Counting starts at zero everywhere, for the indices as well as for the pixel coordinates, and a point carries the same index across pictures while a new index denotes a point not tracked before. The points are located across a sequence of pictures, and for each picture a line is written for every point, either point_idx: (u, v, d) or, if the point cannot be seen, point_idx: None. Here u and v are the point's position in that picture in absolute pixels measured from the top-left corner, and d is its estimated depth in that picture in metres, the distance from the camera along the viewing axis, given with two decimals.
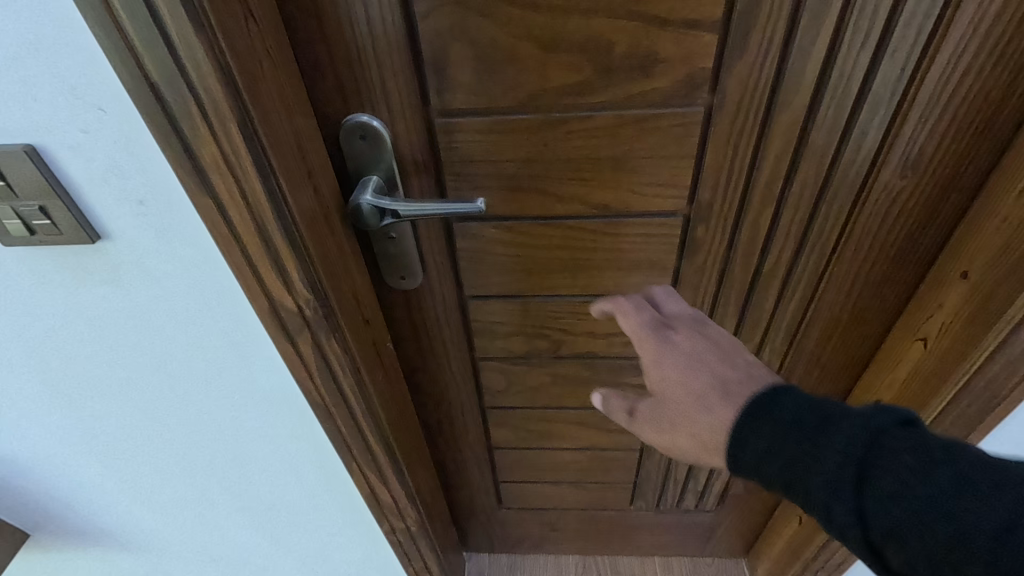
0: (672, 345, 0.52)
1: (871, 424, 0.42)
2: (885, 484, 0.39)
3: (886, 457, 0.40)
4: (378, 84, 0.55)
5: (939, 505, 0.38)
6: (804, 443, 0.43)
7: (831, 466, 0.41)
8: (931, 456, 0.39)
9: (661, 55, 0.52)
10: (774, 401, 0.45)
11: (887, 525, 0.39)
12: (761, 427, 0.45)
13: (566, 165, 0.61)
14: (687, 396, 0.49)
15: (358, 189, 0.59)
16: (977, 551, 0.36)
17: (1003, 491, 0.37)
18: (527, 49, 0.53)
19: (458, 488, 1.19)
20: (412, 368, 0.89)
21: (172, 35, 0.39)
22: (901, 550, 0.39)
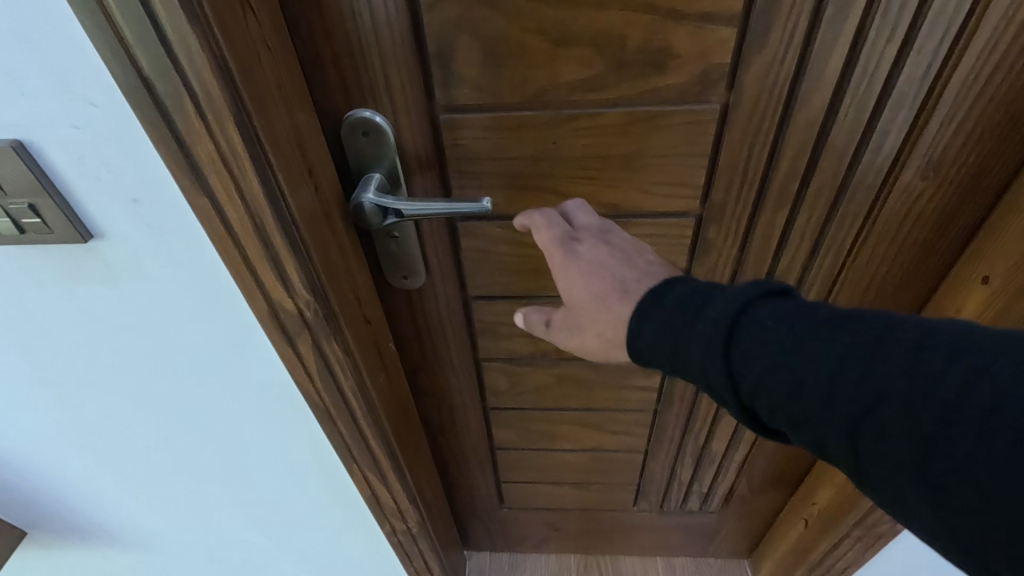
0: (575, 254, 0.51)
1: (740, 297, 0.42)
2: (755, 348, 0.40)
3: (753, 325, 0.41)
4: (381, 78, 0.53)
5: (803, 361, 0.38)
6: (682, 320, 0.44)
7: (705, 341, 0.42)
8: (796, 318, 0.40)
9: (677, 50, 0.50)
10: (659, 294, 0.46)
11: (751, 383, 0.40)
12: (652, 313, 0.46)
13: (575, 164, 0.59)
14: (589, 298, 0.50)
15: (360, 187, 0.57)
16: (824, 397, 0.37)
17: (851, 340, 0.37)
18: (536, 43, 0.50)
19: (459, 488, 1.18)
20: (414, 369, 0.88)
21: (165, 27, 0.36)
22: (765, 405, 0.40)
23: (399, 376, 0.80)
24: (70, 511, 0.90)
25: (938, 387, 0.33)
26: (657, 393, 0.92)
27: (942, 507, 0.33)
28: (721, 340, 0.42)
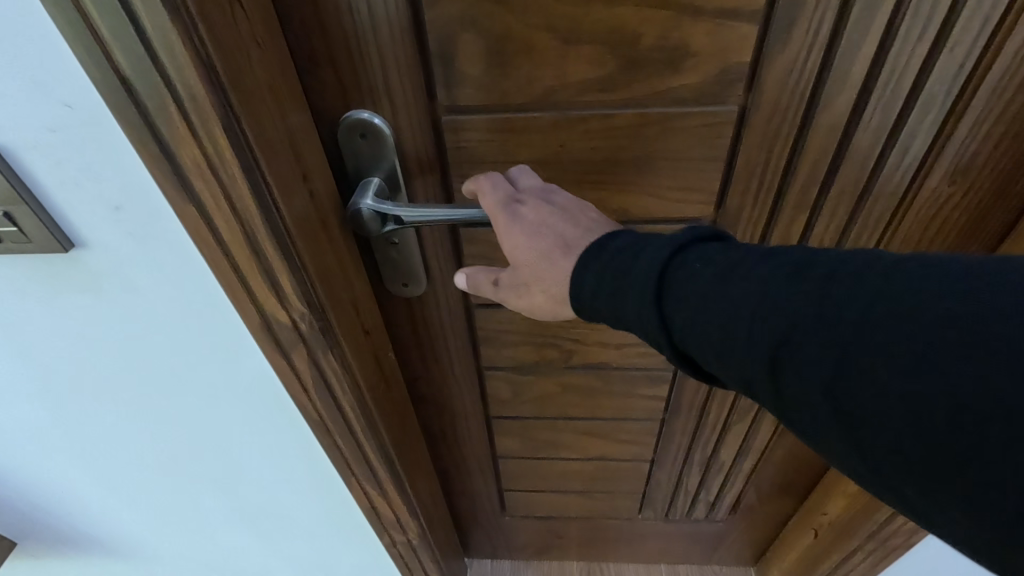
0: (517, 216, 0.49)
1: (673, 245, 0.41)
2: (689, 296, 0.38)
3: (687, 271, 0.39)
4: (380, 77, 0.50)
5: (736, 303, 0.36)
6: (618, 267, 0.42)
7: (641, 291, 0.40)
8: (731, 261, 0.38)
9: (693, 49, 0.47)
10: (600, 247, 0.44)
11: (685, 328, 0.39)
12: (591, 264, 0.44)
13: (583, 169, 0.56)
14: (534, 257, 0.48)
15: (358, 192, 0.54)
16: (754, 340, 0.35)
17: (783, 281, 0.35)
18: (544, 40, 0.47)
19: (461, 496, 1.15)
20: (414, 377, 0.85)
21: (144, 22, 0.34)
22: (699, 353, 0.38)
23: (399, 386, 0.78)
24: (60, 522, 0.87)
25: (870, 319, 0.31)
26: (665, 403, 0.89)
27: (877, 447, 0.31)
28: (655, 289, 0.40)
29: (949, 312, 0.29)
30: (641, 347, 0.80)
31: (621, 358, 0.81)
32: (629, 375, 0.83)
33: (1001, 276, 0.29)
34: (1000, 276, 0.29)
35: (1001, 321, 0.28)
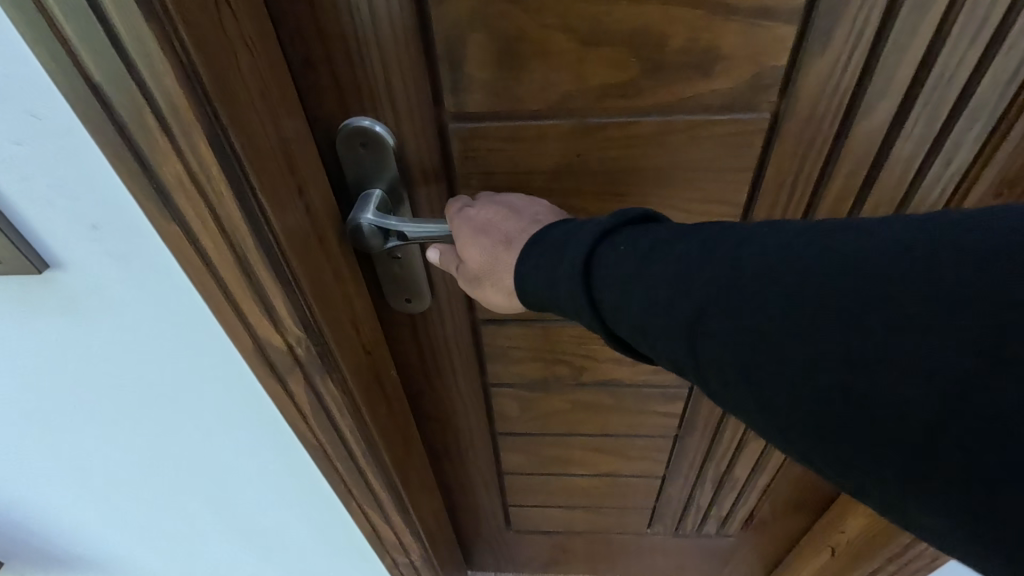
0: (466, 216, 0.48)
1: (601, 228, 0.39)
2: (619, 280, 0.37)
3: (614, 253, 0.37)
4: (382, 82, 0.46)
5: (668, 287, 0.35)
6: (550, 254, 0.41)
7: (572, 276, 0.39)
8: (658, 240, 0.37)
9: (724, 52, 0.43)
10: (539, 235, 0.42)
11: (617, 312, 0.37)
12: (527, 251, 0.42)
13: (600, 179, 0.52)
14: (483, 255, 0.47)
15: (358, 206, 0.50)
16: (682, 322, 0.34)
17: (710, 261, 0.34)
18: (561, 42, 0.44)
19: (465, 511, 1.12)
20: (417, 394, 0.81)
21: (115, 24, 0.30)
22: (634, 334, 0.37)
23: (402, 405, 0.74)
24: (47, 545, 0.84)
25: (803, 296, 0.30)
26: (678, 419, 0.85)
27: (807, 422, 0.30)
28: (585, 273, 0.38)
29: (874, 286, 0.28)
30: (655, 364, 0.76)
31: (634, 374, 0.78)
32: (642, 391, 0.80)
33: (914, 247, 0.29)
34: (918, 244, 0.29)
35: (914, 287, 0.28)
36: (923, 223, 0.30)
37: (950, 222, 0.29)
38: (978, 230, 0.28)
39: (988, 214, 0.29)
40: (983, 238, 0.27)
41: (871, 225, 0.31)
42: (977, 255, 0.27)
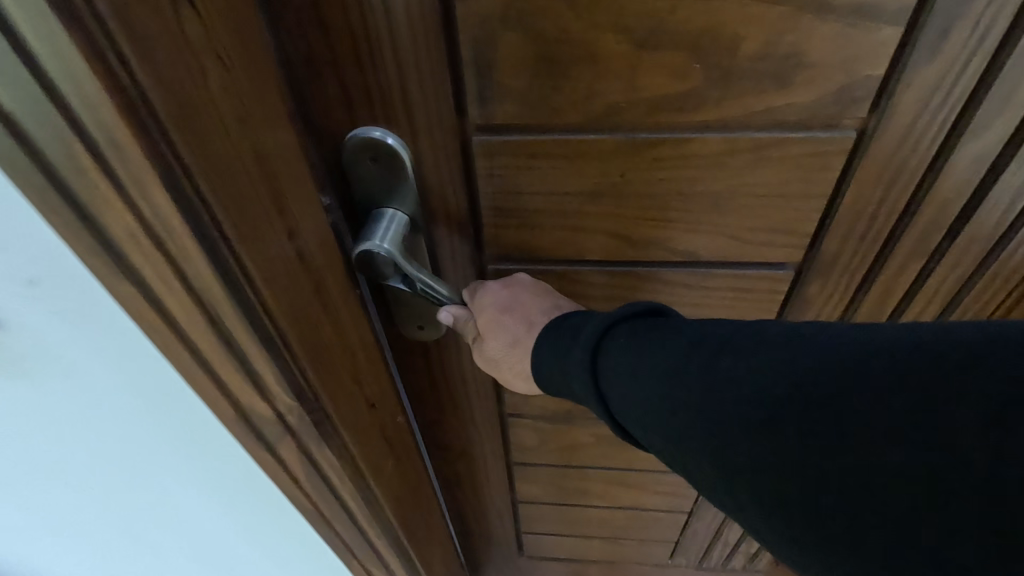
0: (486, 297, 0.46)
1: (609, 319, 0.39)
2: (618, 375, 0.36)
3: (618, 344, 0.37)
4: (396, 88, 0.39)
5: (660, 382, 0.34)
6: (557, 343, 0.41)
7: (582, 362, 0.39)
8: (658, 333, 0.36)
9: (809, 59, 0.36)
10: (555, 325, 0.42)
11: (617, 399, 0.37)
12: (543, 338, 0.42)
13: (644, 203, 0.45)
14: (503, 337, 0.45)
15: (367, 232, 0.44)
16: (678, 419, 0.34)
17: (707, 357, 0.34)
18: (611, 45, 0.36)
19: (477, 537, 1.06)
20: (428, 423, 0.75)
21: (29, 41, 0.22)
22: (633, 423, 0.36)
23: (410, 450, 0.68)
24: None
25: (796, 411, 0.29)
26: None
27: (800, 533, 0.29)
28: (593, 362, 0.38)
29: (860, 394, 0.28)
30: None
31: None
32: None
33: (909, 362, 0.27)
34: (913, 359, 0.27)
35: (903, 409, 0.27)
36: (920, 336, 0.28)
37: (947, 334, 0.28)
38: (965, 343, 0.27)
39: (992, 335, 0.27)
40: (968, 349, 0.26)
41: (869, 336, 0.30)
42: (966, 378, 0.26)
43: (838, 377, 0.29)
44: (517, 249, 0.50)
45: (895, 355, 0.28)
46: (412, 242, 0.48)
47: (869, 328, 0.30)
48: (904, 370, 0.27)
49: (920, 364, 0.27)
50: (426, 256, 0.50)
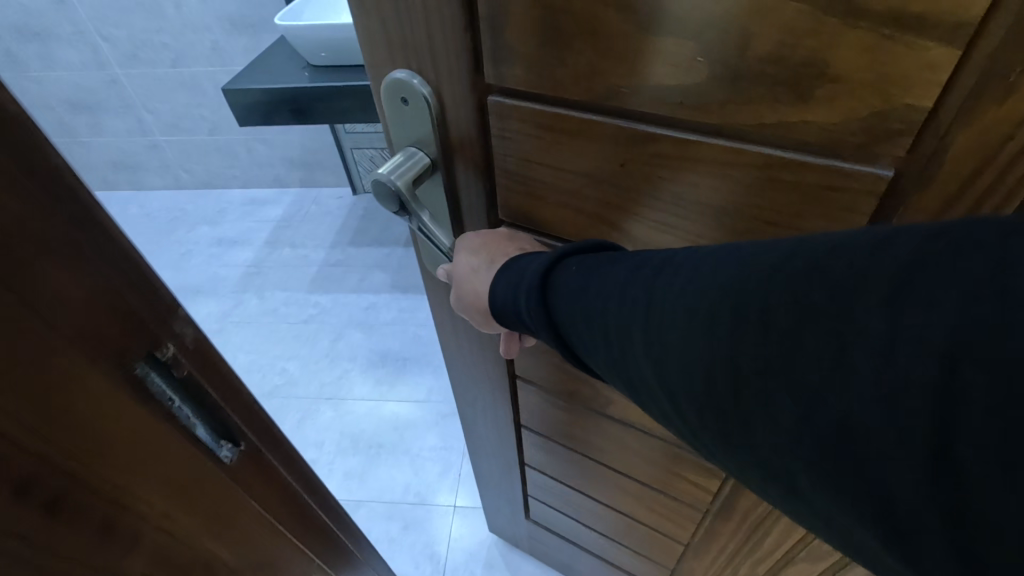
0: (465, 241, 0.50)
1: (559, 254, 0.41)
2: (568, 295, 0.39)
3: (567, 275, 0.39)
4: (424, 37, 0.43)
5: (610, 299, 0.36)
6: (517, 270, 0.43)
7: (531, 292, 0.41)
8: (607, 262, 0.38)
9: (834, 72, 0.30)
10: (509, 265, 0.44)
11: (569, 322, 0.38)
12: (502, 275, 0.44)
13: (647, 198, 0.43)
14: (470, 274, 0.49)
15: (387, 162, 0.49)
16: (624, 331, 0.34)
17: (659, 273, 0.34)
18: (614, 22, 0.34)
19: (491, 489, 1.12)
20: (450, 359, 0.81)
21: None
22: (586, 346, 0.38)
23: None
24: None
25: (722, 322, 0.29)
26: (711, 499, 0.72)
27: (732, 442, 0.29)
28: (543, 292, 0.40)
29: (784, 305, 0.26)
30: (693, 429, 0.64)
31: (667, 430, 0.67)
32: (672, 451, 0.69)
33: (839, 263, 0.25)
34: (836, 263, 0.25)
35: (822, 319, 0.25)
36: (855, 236, 0.26)
37: (874, 235, 0.25)
38: (896, 244, 0.24)
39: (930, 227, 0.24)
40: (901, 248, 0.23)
41: (798, 240, 0.28)
42: (890, 276, 0.23)
43: (760, 283, 0.28)
44: (525, 217, 0.51)
45: (816, 251, 0.27)
46: (432, 181, 0.52)
47: (806, 236, 0.28)
48: (823, 265, 0.26)
49: (844, 267, 0.25)
50: (446, 203, 0.54)
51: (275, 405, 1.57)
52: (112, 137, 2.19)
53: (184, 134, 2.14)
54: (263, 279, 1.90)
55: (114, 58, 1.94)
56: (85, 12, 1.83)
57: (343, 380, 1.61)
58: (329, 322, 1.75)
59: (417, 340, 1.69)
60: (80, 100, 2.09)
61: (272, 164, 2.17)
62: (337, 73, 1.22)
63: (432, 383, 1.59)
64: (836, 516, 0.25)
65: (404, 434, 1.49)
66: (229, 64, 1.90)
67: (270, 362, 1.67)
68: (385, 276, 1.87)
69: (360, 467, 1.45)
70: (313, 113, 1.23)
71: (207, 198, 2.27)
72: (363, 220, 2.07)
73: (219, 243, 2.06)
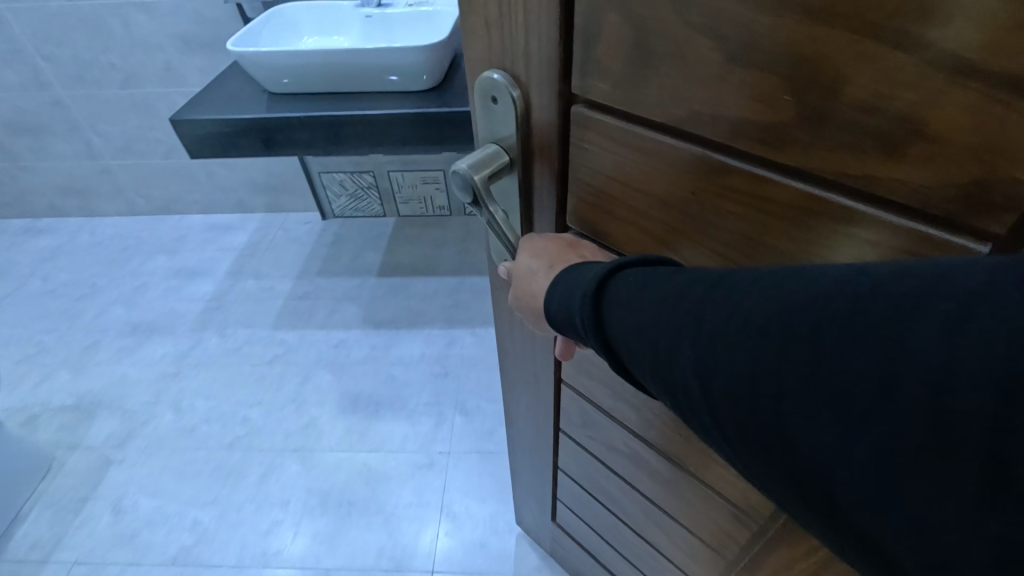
0: (530, 241, 0.51)
1: (615, 264, 0.38)
2: (620, 305, 0.36)
3: (623, 287, 0.37)
4: (523, 42, 0.44)
5: (660, 312, 0.34)
6: (575, 279, 0.41)
7: (584, 301, 0.39)
8: (666, 273, 0.36)
9: (932, 131, 0.28)
10: (567, 274, 0.42)
11: (619, 334, 0.36)
12: (562, 281, 0.42)
13: (711, 231, 0.42)
14: (529, 273, 0.50)
15: (468, 156, 0.51)
16: (673, 346, 0.32)
17: (714, 288, 0.32)
18: (699, 48, 0.34)
19: (522, 483, 1.14)
20: (504, 352, 0.83)
21: None
22: (632, 359, 0.36)
23: None
24: None
25: (776, 347, 0.28)
26: (741, 555, 0.69)
27: (778, 470, 0.28)
28: (598, 303, 0.38)
29: (843, 332, 0.25)
30: (730, 479, 0.62)
31: (702, 471, 0.65)
32: (704, 492, 0.67)
33: (898, 293, 0.25)
34: (895, 292, 0.25)
35: (881, 350, 0.24)
36: (921, 267, 0.25)
37: (934, 268, 0.24)
38: (954, 279, 0.23)
39: (987, 263, 0.23)
40: (959, 284, 0.23)
41: (856, 267, 0.27)
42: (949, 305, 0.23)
43: (814, 307, 0.27)
44: (591, 228, 0.52)
45: (874, 279, 0.26)
46: (509, 178, 0.54)
47: (866, 264, 0.27)
48: (881, 293, 0.25)
49: (902, 296, 0.24)
50: (521, 200, 0.55)
51: (236, 458, 1.55)
52: (56, 160, 2.21)
53: (136, 157, 2.19)
54: (224, 316, 1.94)
55: (56, 79, 1.97)
56: (20, 29, 1.85)
57: (312, 429, 1.59)
58: (294, 362, 1.77)
59: (386, 381, 1.70)
60: (19, 123, 2.10)
61: (235, 189, 2.27)
62: (292, 100, 1.29)
63: (406, 430, 1.58)
64: (870, 534, 0.26)
65: (377, 491, 1.45)
66: (185, 84, 1.93)
67: (231, 412, 1.65)
68: (355, 310, 1.92)
69: (329, 531, 1.39)
70: (278, 145, 1.30)
71: (165, 222, 2.36)
72: (333, 247, 2.17)
73: (176, 275, 2.11)
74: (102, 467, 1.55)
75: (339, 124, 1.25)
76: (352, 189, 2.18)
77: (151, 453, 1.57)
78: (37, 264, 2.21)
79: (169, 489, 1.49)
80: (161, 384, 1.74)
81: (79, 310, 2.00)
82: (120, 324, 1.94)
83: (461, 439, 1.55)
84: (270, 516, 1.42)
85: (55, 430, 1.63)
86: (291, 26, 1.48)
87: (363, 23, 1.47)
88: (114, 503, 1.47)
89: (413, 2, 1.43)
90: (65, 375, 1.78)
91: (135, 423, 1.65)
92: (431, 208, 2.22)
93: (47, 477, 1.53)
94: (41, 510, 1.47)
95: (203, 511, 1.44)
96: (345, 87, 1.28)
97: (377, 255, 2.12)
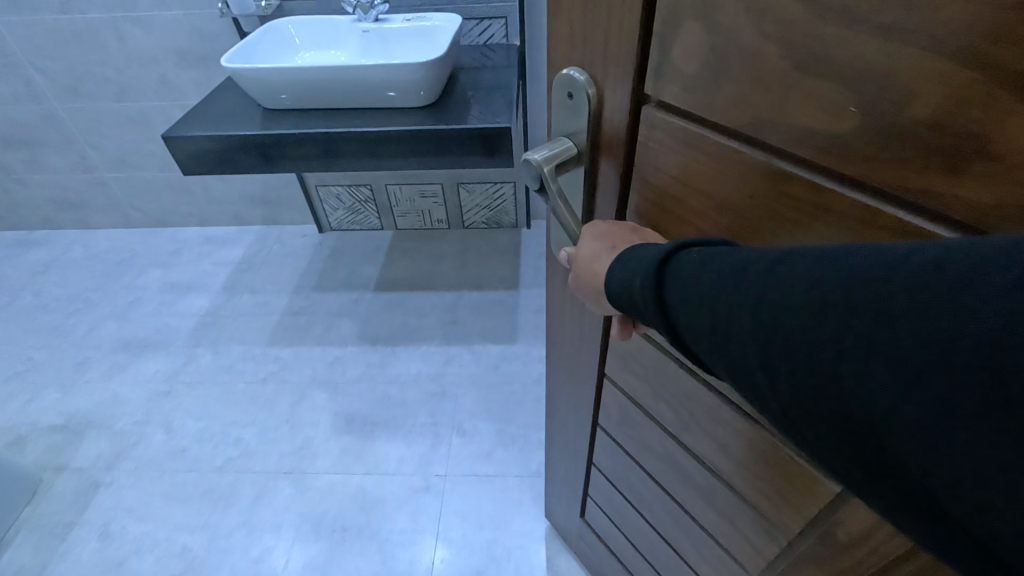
0: (592, 228, 0.54)
1: (680, 243, 0.40)
2: (683, 280, 0.38)
3: (687, 262, 0.39)
4: (602, 41, 0.47)
5: (723, 282, 0.35)
6: (640, 255, 0.43)
7: (647, 274, 0.41)
8: (730, 251, 0.37)
9: (996, 152, 0.28)
10: (627, 255, 0.45)
11: (680, 305, 0.38)
12: (626, 258, 0.44)
13: (769, 233, 0.43)
14: (590, 255, 0.52)
15: (538, 148, 0.55)
16: (735, 311, 0.34)
17: (779, 260, 0.33)
18: (771, 58, 0.36)
19: (554, 474, 1.17)
20: (554, 338, 0.86)
21: None
22: (690, 327, 0.38)
23: None
24: None
25: (837, 314, 0.29)
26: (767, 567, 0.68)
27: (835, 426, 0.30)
28: (659, 277, 0.40)
29: (903, 300, 0.26)
30: (759, 489, 0.62)
31: (732, 477, 0.66)
32: (733, 500, 0.68)
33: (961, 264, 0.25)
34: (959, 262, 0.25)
35: (939, 317, 0.25)
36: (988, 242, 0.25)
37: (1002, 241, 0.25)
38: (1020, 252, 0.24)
39: None
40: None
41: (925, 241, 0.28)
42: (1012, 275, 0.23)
43: (877, 276, 0.28)
44: (650, 223, 0.54)
45: (939, 252, 0.26)
46: (576, 171, 0.57)
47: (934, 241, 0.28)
48: (945, 265, 0.25)
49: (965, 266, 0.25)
50: (586, 190, 0.58)
51: (225, 483, 1.62)
52: (51, 172, 2.38)
53: (132, 169, 2.36)
54: (216, 331, 2.05)
55: (49, 90, 2.11)
56: (15, 45, 2.00)
57: (305, 450, 1.66)
58: (290, 381, 1.86)
59: (382, 402, 1.77)
60: (18, 137, 2.27)
61: (231, 203, 2.44)
62: (289, 115, 1.38)
63: (403, 452, 1.64)
64: (923, 488, 0.27)
65: (371, 515, 1.51)
66: (180, 96, 2.09)
67: (222, 433, 1.73)
68: (351, 326, 2.02)
69: (320, 557, 1.44)
70: (274, 157, 1.37)
71: (157, 236, 2.53)
72: (328, 261, 2.30)
73: (172, 288, 2.26)
74: (90, 490, 1.63)
75: (339, 140, 1.33)
76: (350, 202, 2.31)
77: (139, 477, 1.65)
78: (29, 277, 2.37)
79: (160, 513, 1.56)
80: (152, 402, 1.84)
81: (70, 326, 2.13)
82: (110, 340, 2.06)
83: (459, 461, 1.60)
84: (262, 542, 1.48)
85: (42, 451, 1.72)
86: (287, 42, 1.56)
87: (361, 38, 1.57)
88: (101, 528, 1.54)
89: (411, 19, 1.53)
90: (54, 394, 1.88)
91: (126, 444, 1.73)
92: (430, 221, 2.35)
93: (32, 500, 1.61)
94: (25, 537, 1.54)
95: (191, 538, 1.51)
96: (342, 104, 1.37)
97: (374, 268, 2.24)
